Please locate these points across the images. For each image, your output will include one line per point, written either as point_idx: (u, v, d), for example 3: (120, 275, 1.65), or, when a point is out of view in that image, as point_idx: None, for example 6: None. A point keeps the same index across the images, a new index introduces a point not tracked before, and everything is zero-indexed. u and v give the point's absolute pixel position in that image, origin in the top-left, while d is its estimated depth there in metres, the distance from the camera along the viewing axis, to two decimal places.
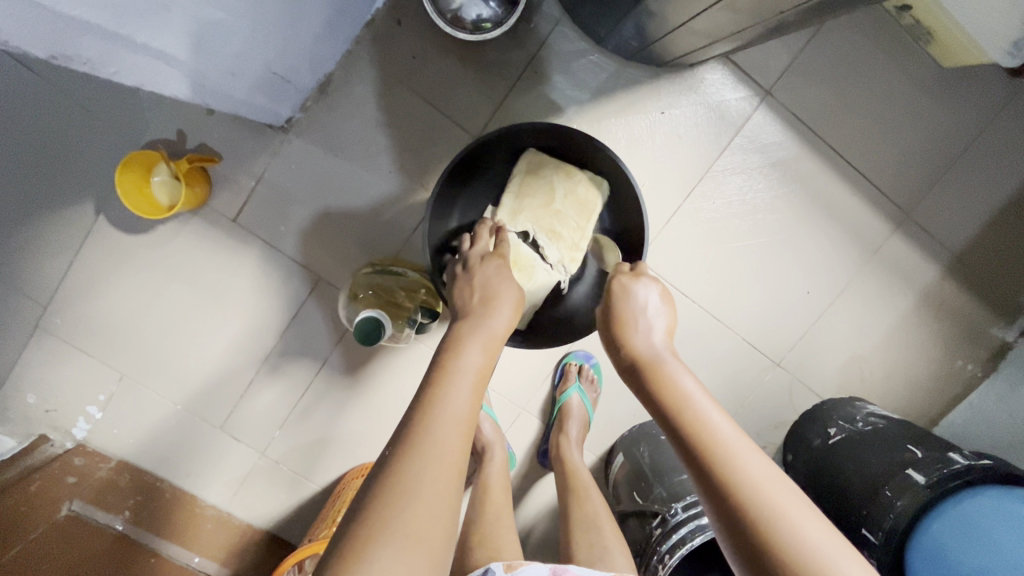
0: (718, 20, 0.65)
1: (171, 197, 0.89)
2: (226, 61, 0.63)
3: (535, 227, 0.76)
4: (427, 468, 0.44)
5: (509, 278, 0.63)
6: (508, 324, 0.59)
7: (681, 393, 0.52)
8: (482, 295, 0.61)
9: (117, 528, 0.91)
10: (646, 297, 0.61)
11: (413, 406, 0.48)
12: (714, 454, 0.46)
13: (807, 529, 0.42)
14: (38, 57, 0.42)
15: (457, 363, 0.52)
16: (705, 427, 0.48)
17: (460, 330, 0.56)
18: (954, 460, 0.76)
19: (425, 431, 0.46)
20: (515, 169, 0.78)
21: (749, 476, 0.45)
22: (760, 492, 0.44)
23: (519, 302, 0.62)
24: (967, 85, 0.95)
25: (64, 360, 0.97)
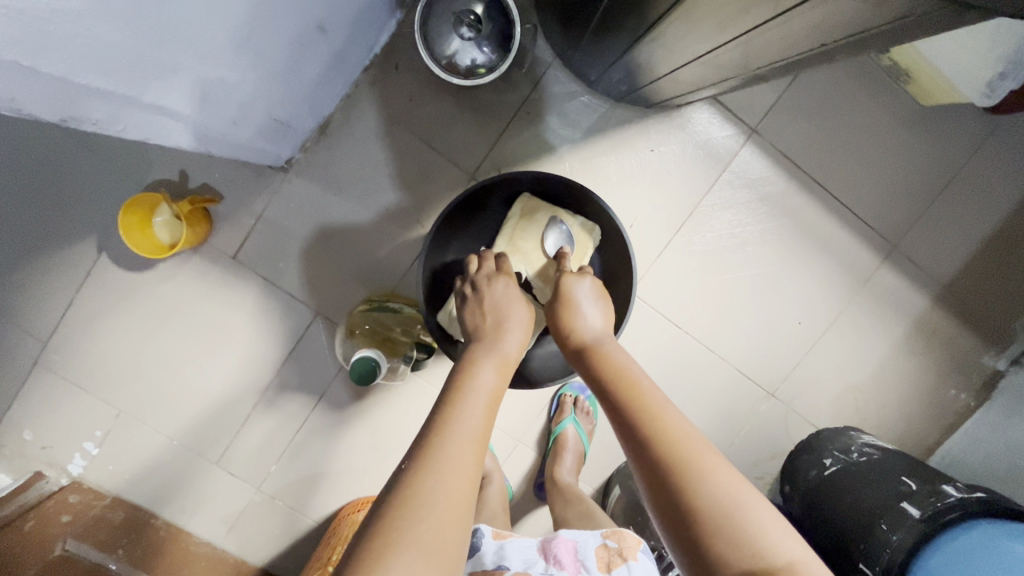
0: (700, 72, 0.68)
1: (172, 236, 0.91)
2: (229, 112, 0.65)
3: (528, 269, 0.76)
4: (441, 485, 0.44)
5: (522, 298, 0.64)
6: (521, 351, 0.60)
7: (616, 368, 0.52)
8: (493, 317, 0.61)
9: (111, 567, 0.86)
10: (584, 290, 0.62)
11: (427, 424, 0.49)
12: (647, 420, 0.46)
13: (729, 488, 0.43)
14: (49, 122, 0.44)
15: (470, 383, 0.52)
16: (638, 398, 0.48)
17: (473, 352, 0.57)
18: (948, 493, 0.77)
19: (439, 447, 0.46)
20: (509, 212, 0.79)
21: (679, 441, 0.45)
22: (689, 456, 0.44)
23: (530, 322, 0.62)
24: (946, 122, 0.98)
25: (60, 396, 0.97)
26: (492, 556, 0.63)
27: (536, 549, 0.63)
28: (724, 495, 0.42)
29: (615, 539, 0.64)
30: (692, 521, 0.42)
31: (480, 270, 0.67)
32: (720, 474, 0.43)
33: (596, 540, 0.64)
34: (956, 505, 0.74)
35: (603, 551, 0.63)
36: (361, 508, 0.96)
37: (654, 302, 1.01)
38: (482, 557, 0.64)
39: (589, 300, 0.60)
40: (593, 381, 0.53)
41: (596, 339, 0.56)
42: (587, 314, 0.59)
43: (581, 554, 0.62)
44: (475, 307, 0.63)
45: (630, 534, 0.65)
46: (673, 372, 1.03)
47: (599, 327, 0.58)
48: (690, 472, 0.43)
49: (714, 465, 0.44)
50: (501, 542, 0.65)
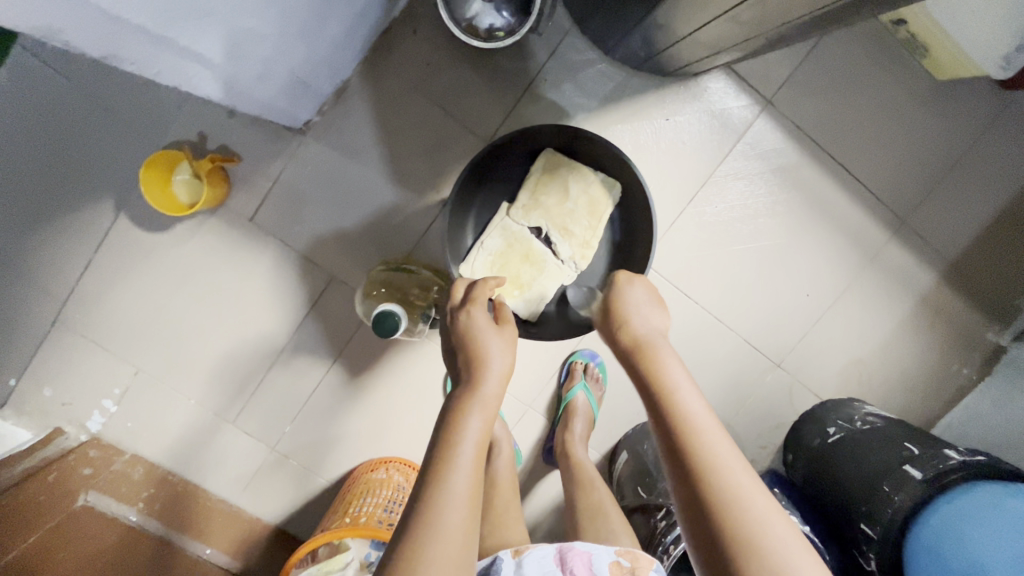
0: (722, 32, 0.69)
1: (192, 195, 0.91)
2: (255, 66, 0.66)
3: (548, 224, 0.83)
4: (435, 562, 0.44)
5: (491, 324, 0.60)
6: (504, 382, 0.57)
7: (667, 381, 0.51)
8: (469, 352, 0.58)
9: (132, 519, 0.93)
10: (642, 294, 0.61)
11: (418, 490, 0.48)
12: (693, 444, 0.47)
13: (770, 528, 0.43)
14: (92, 56, 0.46)
15: (460, 436, 0.51)
16: (689, 419, 0.48)
17: (460, 398, 0.54)
18: (950, 456, 0.79)
19: (431, 520, 0.46)
20: (532, 167, 0.83)
21: (723, 472, 0.45)
22: (730, 487, 0.45)
23: (507, 351, 0.58)
24: (960, 97, 0.98)
25: (80, 355, 0.99)
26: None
27: (554, 562, 0.61)
28: (761, 534, 0.43)
29: (629, 558, 0.62)
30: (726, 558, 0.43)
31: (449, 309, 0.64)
32: (759, 508, 0.44)
33: (609, 556, 0.62)
34: (958, 466, 0.76)
35: (617, 569, 0.60)
36: (376, 469, 0.99)
37: (665, 272, 1.02)
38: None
39: (647, 310, 0.58)
40: (639, 387, 0.53)
41: (649, 342, 0.55)
42: (641, 319, 0.58)
43: (596, 568, 0.60)
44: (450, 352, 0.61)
45: (644, 555, 0.63)
46: (682, 341, 1.05)
47: (650, 329, 0.57)
48: (732, 508, 0.44)
49: (755, 498, 0.45)
50: (519, 560, 0.62)
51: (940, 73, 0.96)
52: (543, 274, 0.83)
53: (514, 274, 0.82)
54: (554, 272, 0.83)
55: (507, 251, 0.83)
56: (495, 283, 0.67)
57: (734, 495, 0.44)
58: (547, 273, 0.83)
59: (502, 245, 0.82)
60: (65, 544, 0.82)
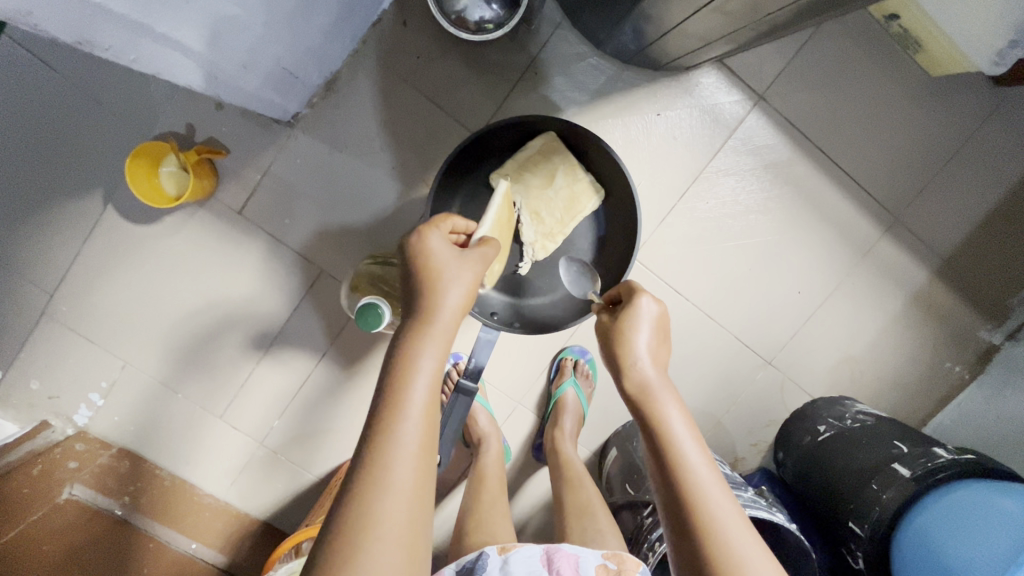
0: (710, 23, 0.69)
1: (178, 186, 0.92)
2: (240, 54, 0.66)
3: (523, 202, 0.80)
4: (387, 513, 0.42)
5: (452, 251, 0.56)
6: (460, 316, 0.53)
7: (671, 434, 0.51)
8: (425, 283, 0.54)
9: (117, 513, 0.93)
10: (649, 321, 0.58)
11: (366, 429, 0.46)
12: (696, 510, 0.48)
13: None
14: (65, 42, 0.46)
15: (412, 371, 0.47)
16: (690, 482, 0.49)
17: (411, 335, 0.50)
18: (937, 454, 0.78)
19: (383, 469, 0.43)
20: (529, 144, 0.81)
21: (727, 541, 0.46)
22: (734, 558, 0.45)
23: (467, 270, 0.55)
24: (953, 92, 0.98)
25: (67, 348, 0.98)
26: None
27: (540, 562, 0.60)
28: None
29: (616, 561, 0.61)
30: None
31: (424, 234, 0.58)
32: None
33: (596, 559, 0.61)
34: (945, 465, 0.75)
35: (603, 571, 0.60)
36: None
37: (655, 268, 1.01)
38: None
39: (651, 347, 0.57)
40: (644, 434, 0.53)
41: (649, 387, 0.54)
42: (643, 357, 0.56)
43: (583, 570, 0.59)
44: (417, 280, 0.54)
45: (631, 557, 0.62)
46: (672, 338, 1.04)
47: (654, 370, 0.56)
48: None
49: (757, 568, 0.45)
50: (506, 558, 0.62)
51: (933, 69, 0.95)
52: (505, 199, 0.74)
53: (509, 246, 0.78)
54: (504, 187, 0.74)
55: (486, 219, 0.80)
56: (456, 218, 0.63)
57: (734, 558, 0.45)
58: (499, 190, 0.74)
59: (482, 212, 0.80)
60: (48, 535, 0.83)
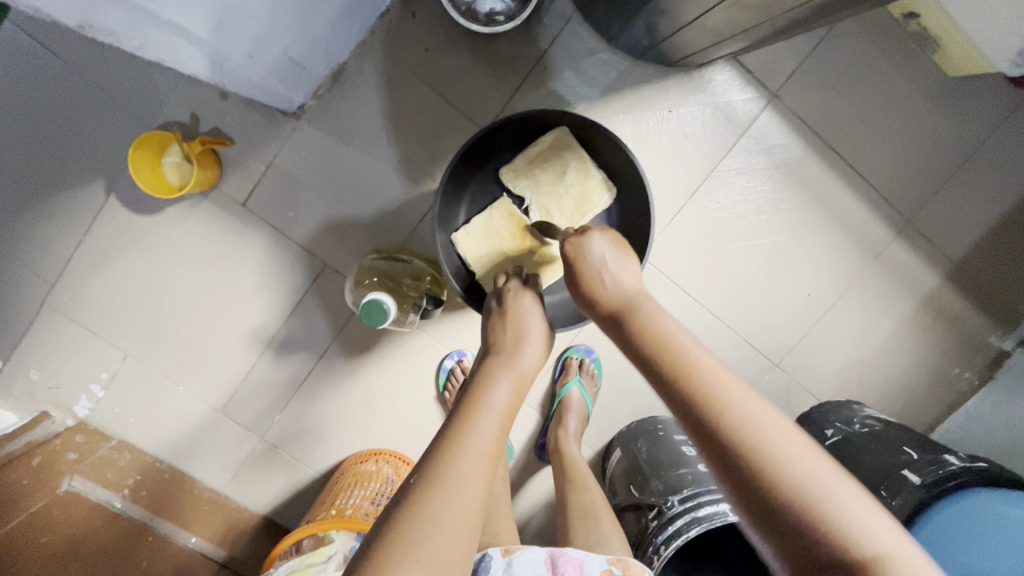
0: (728, 18, 0.67)
1: (182, 177, 0.90)
2: (246, 43, 0.65)
3: (534, 198, 0.82)
4: (449, 502, 0.45)
5: (543, 312, 0.64)
6: (538, 367, 0.59)
7: (658, 331, 0.51)
8: (513, 330, 0.61)
9: (117, 505, 0.91)
10: (609, 245, 0.60)
11: (437, 440, 0.49)
12: (696, 390, 0.45)
13: (808, 465, 0.41)
14: (69, 25, 0.45)
15: (486, 398, 0.52)
16: (682, 363, 0.47)
17: (491, 366, 0.57)
18: (950, 462, 0.76)
19: (452, 460, 0.47)
20: (540, 139, 0.81)
21: (739, 412, 0.44)
22: (755, 429, 0.43)
23: (548, 335, 0.62)
24: (970, 94, 0.96)
25: (68, 338, 0.97)
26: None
27: (544, 565, 0.59)
28: (801, 478, 0.40)
29: (621, 567, 0.61)
30: (767, 505, 0.40)
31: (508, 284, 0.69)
32: (791, 446, 0.42)
33: (601, 563, 0.60)
34: (958, 473, 0.73)
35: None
36: (366, 461, 0.98)
37: (663, 267, 1.00)
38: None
39: (614, 264, 0.58)
40: (627, 345, 0.52)
41: (627, 302, 0.55)
42: (611, 278, 0.57)
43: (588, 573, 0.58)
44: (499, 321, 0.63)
45: (636, 562, 0.62)
46: None
47: (628, 287, 0.57)
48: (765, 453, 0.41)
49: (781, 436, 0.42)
50: (509, 560, 0.61)
51: (950, 70, 0.94)
52: (495, 213, 0.81)
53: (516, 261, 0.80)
54: (499, 201, 0.81)
55: (489, 226, 0.81)
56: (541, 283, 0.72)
57: (748, 426, 0.43)
58: (493, 206, 0.81)
59: (484, 218, 0.81)
60: (49, 527, 0.80)
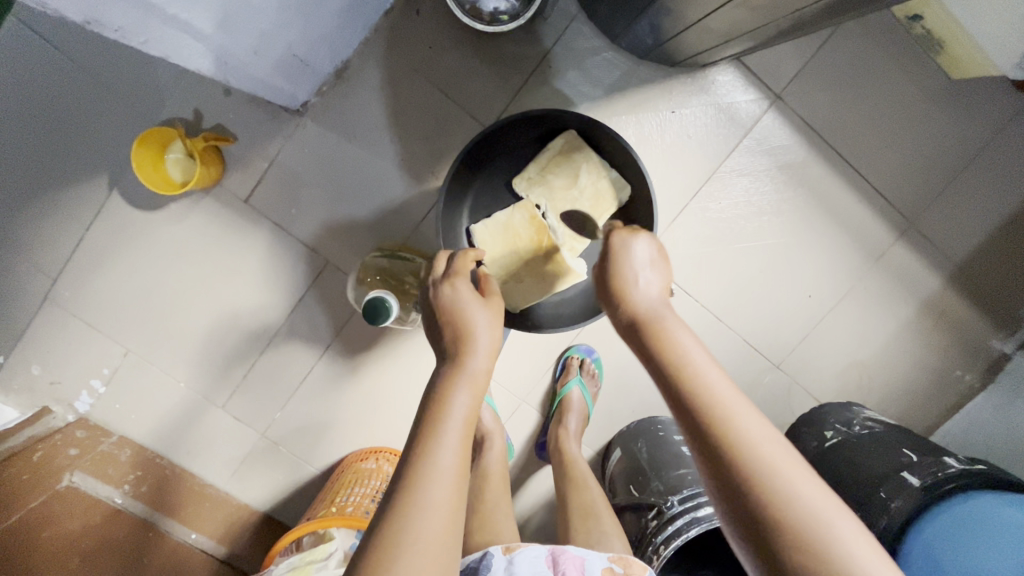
0: (733, 19, 0.67)
1: (185, 173, 0.90)
2: (251, 39, 0.65)
3: (548, 204, 0.82)
4: (419, 531, 0.44)
5: (479, 299, 0.59)
6: (491, 358, 0.57)
7: (673, 355, 0.50)
8: (455, 328, 0.57)
9: (117, 501, 0.90)
10: (642, 251, 0.58)
11: (401, 468, 0.47)
12: (716, 425, 0.45)
13: (813, 507, 0.41)
14: (76, 21, 0.46)
15: (445, 417, 0.50)
16: (702, 394, 0.47)
17: (444, 377, 0.53)
18: (950, 465, 0.76)
19: (415, 494, 0.45)
20: (550, 143, 0.81)
21: (757, 453, 0.44)
22: (766, 466, 0.43)
23: (495, 323, 0.58)
24: (974, 96, 0.96)
25: (69, 333, 0.97)
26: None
27: (545, 562, 0.59)
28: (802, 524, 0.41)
29: (622, 565, 0.61)
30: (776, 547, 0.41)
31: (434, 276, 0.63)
32: (800, 485, 0.42)
33: (602, 561, 0.61)
34: (957, 475, 0.74)
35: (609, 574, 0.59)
36: (366, 459, 0.98)
37: None
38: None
39: (645, 269, 0.56)
40: (647, 361, 0.51)
41: (652, 313, 0.54)
42: (643, 285, 0.56)
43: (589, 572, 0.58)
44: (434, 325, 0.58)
45: (636, 561, 0.63)
46: None
47: (655, 299, 0.55)
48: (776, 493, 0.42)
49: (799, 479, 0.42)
50: (510, 557, 0.61)
51: (953, 72, 0.94)
52: (518, 213, 0.79)
53: (529, 263, 0.80)
54: (523, 202, 0.79)
55: (508, 226, 0.80)
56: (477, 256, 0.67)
57: (767, 467, 0.43)
58: (517, 205, 0.80)
59: (504, 217, 0.80)
60: (47, 524, 0.80)
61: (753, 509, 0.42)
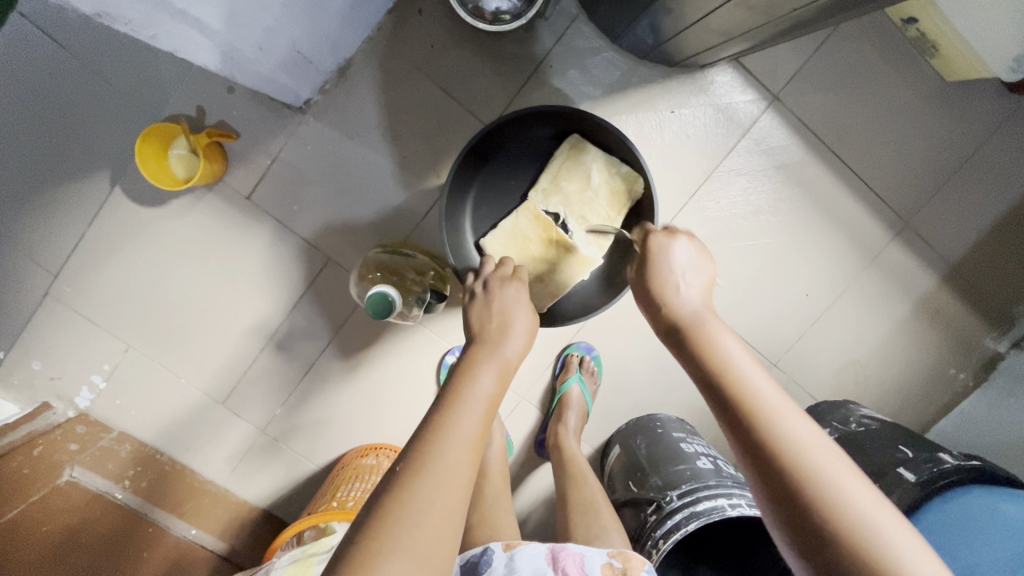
0: (732, 18, 0.68)
1: (188, 170, 0.91)
2: (256, 36, 0.65)
3: (568, 212, 0.83)
4: (436, 490, 0.45)
5: (528, 305, 0.63)
6: (523, 353, 0.59)
7: (724, 366, 0.50)
8: (499, 320, 0.60)
9: (117, 497, 0.91)
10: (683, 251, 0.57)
11: (422, 428, 0.49)
12: (764, 429, 0.46)
13: (849, 496, 0.43)
14: (86, 13, 0.46)
15: (471, 387, 0.53)
16: (754, 405, 0.47)
17: (475, 354, 0.57)
18: (944, 460, 0.77)
19: (434, 452, 0.47)
20: (557, 151, 0.83)
21: (807, 459, 0.45)
22: (816, 476, 0.44)
23: (533, 327, 0.62)
24: (968, 98, 0.97)
25: (70, 329, 0.98)
26: (501, 570, 0.60)
27: (545, 559, 0.60)
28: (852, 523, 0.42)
29: (621, 560, 0.61)
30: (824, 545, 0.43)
31: (492, 272, 0.67)
32: (855, 498, 0.43)
33: (601, 558, 0.61)
34: (952, 470, 0.74)
35: (608, 570, 0.60)
36: (366, 455, 0.98)
37: None
38: (492, 571, 0.60)
39: (688, 270, 0.56)
40: (695, 371, 0.52)
41: (697, 319, 0.53)
42: (685, 290, 0.55)
43: (588, 568, 0.59)
44: (483, 310, 0.62)
45: (635, 555, 0.63)
46: None
47: (700, 302, 0.55)
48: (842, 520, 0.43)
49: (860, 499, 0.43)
50: (511, 554, 0.61)
51: (948, 74, 0.95)
52: (522, 216, 0.82)
53: (547, 262, 0.81)
54: (525, 204, 0.82)
55: (518, 231, 0.83)
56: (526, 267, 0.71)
57: (814, 473, 0.44)
58: (519, 209, 0.82)
59: (512, 223, 0.83)
60: (49, 517, 0.81)
61: (805, 507, 0.44)
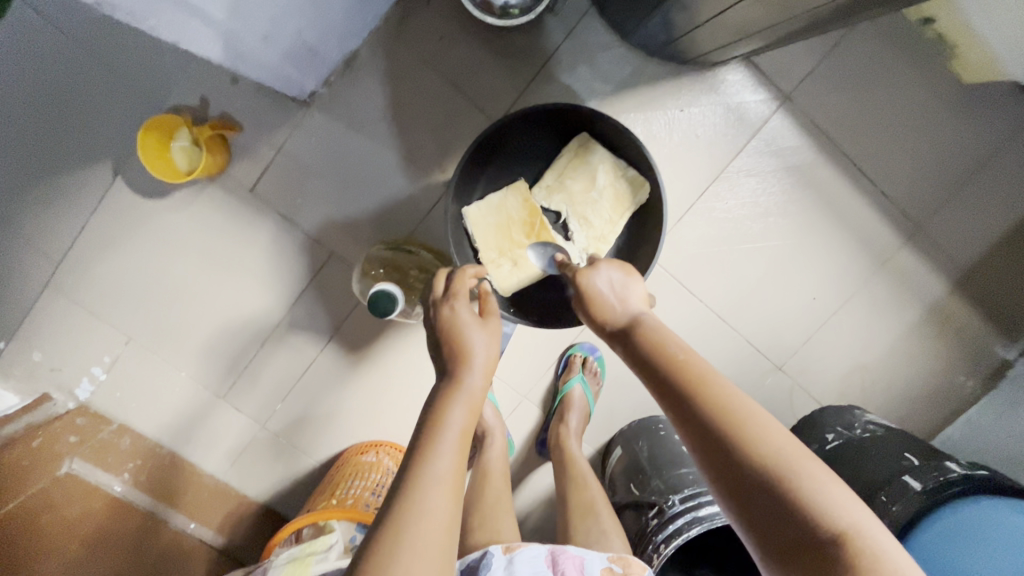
0: (749, 15, 0.67)
1: (191, 162, 0.90)
2: (260, 25, 0.66)
3: (568, 210, 0.82)
4: (418, 540, 0.44)
5: (478, 320, 0.59)
6: (490, 374, 0.57)
7: (660, 351, 0.53)
8: (453, 348, 0.57)
9: (116, 489, 0.90)
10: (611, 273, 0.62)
11: (398, 480, 0.48)
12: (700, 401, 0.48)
13: (779, 450, 0.44)
14: None
15: (442, 428, 0.51)
16: (689, 377, 0.49)
17: (442, 392, 0.54)
18: (951, 469, 0.76)
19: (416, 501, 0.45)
20: (565, 147, 0.82)
21: (741, 423, 0.46)
22: (750, 437, 0.45)
23: (492, 341, 0.58)
24: (986, 102, 0.95)
25: (70, 320, 0.97)
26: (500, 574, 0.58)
27: (545, 562, 0.59)
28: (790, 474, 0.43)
29: (622, 565, 0.61)
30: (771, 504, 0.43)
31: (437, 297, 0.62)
32: (796, 459, 0.44)
33: (602, 561, 0.61)
34: (957, 479, 0.73)
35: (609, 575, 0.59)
36: (367, 452, 0.97)
37: (672, 267, 1.00)
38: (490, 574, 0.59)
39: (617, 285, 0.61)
40: (636, 361, 0.54)
41: (633, 319, 0.57)
42: (619, 300, 0.60)
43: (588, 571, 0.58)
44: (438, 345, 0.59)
45: (636, 561, 0.62)
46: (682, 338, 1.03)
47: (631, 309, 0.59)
48: (789, 485, 0.43)
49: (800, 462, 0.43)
50: (510, 557, 0.60)
51: (966, 75, 0.93)
52: (511, 196, 0.81)
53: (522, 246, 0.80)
54: (515, 184, 0.81)
55: (504, 210, 0.81)
56: (474, 271, 0.66)
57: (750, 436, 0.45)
58: (509, 188, 0.81)
59: (498, 200, 0.81)
60: (52, 507, 0.81)
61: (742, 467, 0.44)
